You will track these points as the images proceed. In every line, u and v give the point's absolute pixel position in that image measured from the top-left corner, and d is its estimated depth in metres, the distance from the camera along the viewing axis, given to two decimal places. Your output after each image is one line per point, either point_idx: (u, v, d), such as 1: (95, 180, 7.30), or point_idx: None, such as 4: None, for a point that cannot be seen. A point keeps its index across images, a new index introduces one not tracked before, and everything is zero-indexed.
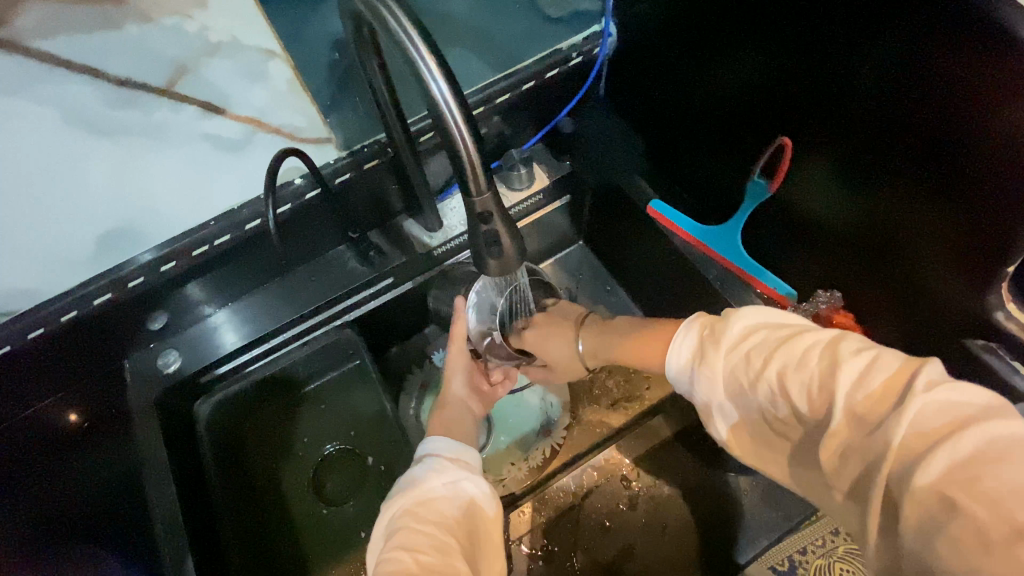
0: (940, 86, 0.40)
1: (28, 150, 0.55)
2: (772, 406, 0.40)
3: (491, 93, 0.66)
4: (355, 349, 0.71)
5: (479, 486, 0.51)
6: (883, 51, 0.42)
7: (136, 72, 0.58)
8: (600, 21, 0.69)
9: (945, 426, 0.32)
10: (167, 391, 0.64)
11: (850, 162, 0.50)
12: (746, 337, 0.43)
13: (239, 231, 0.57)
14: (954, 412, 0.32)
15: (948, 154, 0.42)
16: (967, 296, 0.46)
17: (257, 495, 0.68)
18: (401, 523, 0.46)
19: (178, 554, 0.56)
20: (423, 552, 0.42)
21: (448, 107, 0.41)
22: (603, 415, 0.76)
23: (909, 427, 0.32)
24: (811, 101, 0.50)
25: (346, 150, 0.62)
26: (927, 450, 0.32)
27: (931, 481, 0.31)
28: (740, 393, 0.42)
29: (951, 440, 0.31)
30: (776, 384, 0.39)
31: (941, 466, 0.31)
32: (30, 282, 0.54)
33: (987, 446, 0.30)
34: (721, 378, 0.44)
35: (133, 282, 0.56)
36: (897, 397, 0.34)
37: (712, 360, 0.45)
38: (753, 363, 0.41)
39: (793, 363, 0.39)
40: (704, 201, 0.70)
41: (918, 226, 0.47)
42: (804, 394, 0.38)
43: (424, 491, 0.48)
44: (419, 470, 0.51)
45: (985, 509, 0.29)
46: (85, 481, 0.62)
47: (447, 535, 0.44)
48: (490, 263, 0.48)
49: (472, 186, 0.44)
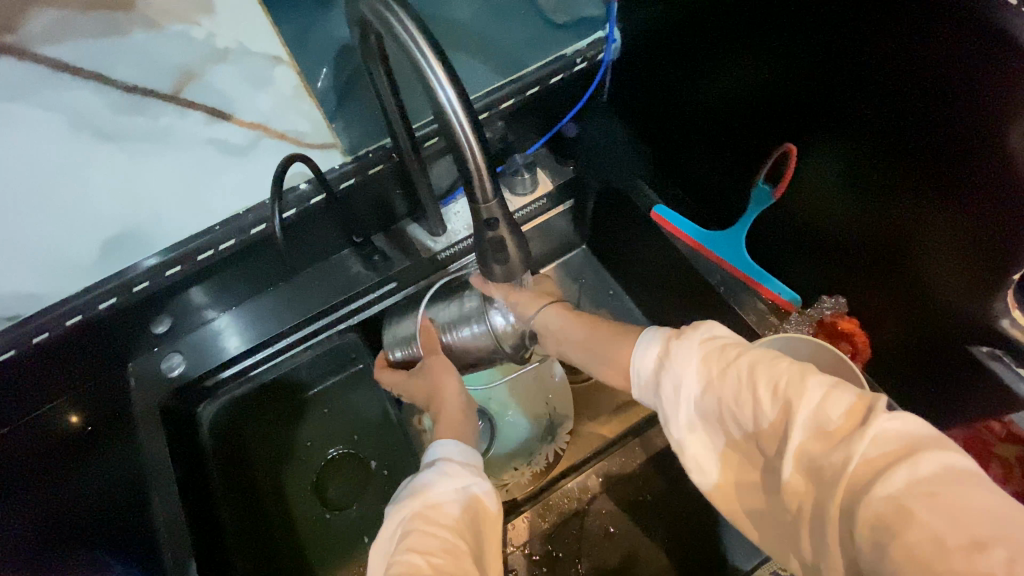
0: (921, 81, 0.41)
1: (17, 151, 0.53)
2: (736, 400, 0.38)
3: (496, 98, 0.66)
4: (357, 353, 0.72)
5: (485, 488, 0.51)
6: (882, 42, 0.42)
7: (142, 77, 0.55)
8: (605, 26, 0.69)
9: (902, 446, 0.31)
10: (171, 395, 0.64)
11: (846, 151, 0.50)
12: (721, 336, 0.43)
13: (241, 236, 0.58)
14: (909, 435, 0.32)
15: (932, 148, 0.43)
16: (967, 302, 0.47)
17: (261, 500, 0.68)
18: (412, 525, 0.45)
19: (180, 558, 0.55)
20: (435, 554, 0.43)
21: (457, 118, 0.41)
22: (605, 422, 0.76)
23: (868, 444, 0.32)
24: (813, 111, 0.50)
25: (351, 156, 0.62)
26: (887, 466, 0.31)
27: (891, 493, 0.30)
28: (704, 383, 0.41)
29: (909, 459, 0.30)
30: (747, 377, 0.38)
31: (899, 482, 0.30)
32: (37, 286, 0.54)
33: (941, 468, 0.30)
34: (693, 367, 0.42)
35: (139, 286, 0.56)
36: (861, 418, 0.33)
37: (686, 343, 0.43)
38: (724, 357, 0.40)
39: (765, 360, 0.38)
40: (706, 206, 0.70)
41: (912, 225, 0.48)
42: (771, 394, 0.37)
43: (434, 495, 0.48)
44: (430, 474, 0.50)
45: (942, 523, 0.28)
46: (88, 484, 0.61)
47: (457, 539, 0.45)
48: (495, 268, 0.48)
49: (478, 192, 0.44)
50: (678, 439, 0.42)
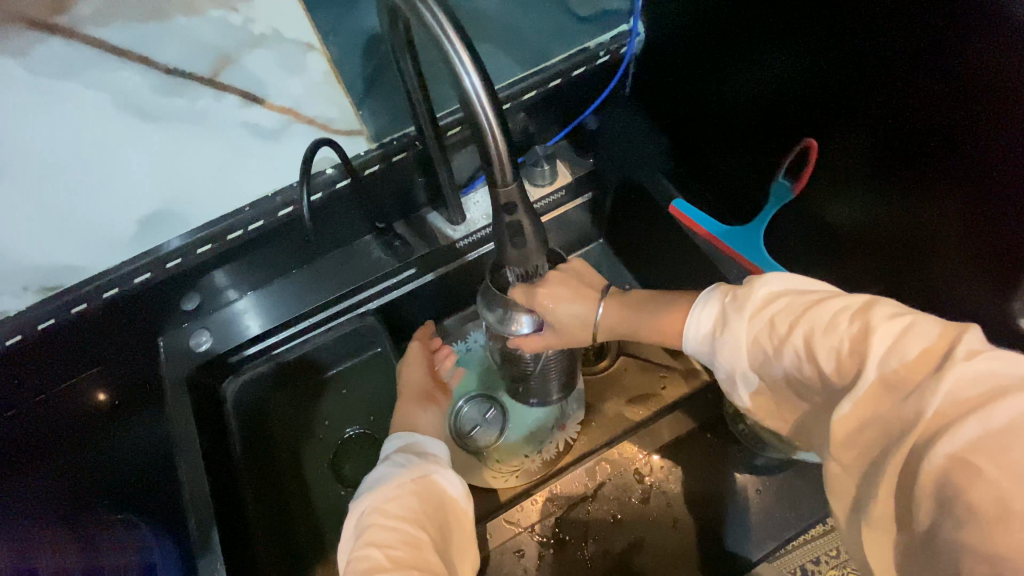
0: (950, 76, 0.40)
1: (52, 125, 0.50)
2: (799, 370, 0.41)
3: (518, 90, 0.68)
4: (375, 338, 0.74)
5: (444, 477, 0.56)
6: (898, 45, 0.43)
7: (183, 62, 0.52)
8: (629, 19, 0.70)
9: (979, 394, 0.32)
10: (198, 370, 0.67)
11: (861, 150, 0.50)
12: (771, 303, 0.44)
13: (272, 217, 0.64)
14: (992, 380, 0.32)
15: (947, 150, 0.43)
16: (984, 301, 0.47)
17: (281, 472, 0.71)
18: (371, 519, 0.51)
19: (204, 524, 0.58)
20: (393, 547, 0.48)
21: (481, 106, 0.42)
22: (619, 411, 0.77)
23: (943, 396, 0.33)
24: (837, 105, 0.50)
25: (376, 143, 0.67)
26: (956, 419, 0.32)
27: (955, 450, 0.31)
28: (763, 361, 0.44)
29: (982, 411, 0.31)
30: (809, 350, 0.40)
31: (970, 434, 0.31)
32: (78, 258, 0.58)
33: (1017, 416, 0.31)
34: (745, 347, 0.45)
35: (170, 262, 0.62)
36: (932, 366, 0.34)
37: (733, 325, 0.46)
38: (777, 332, 0.42)
39: (821, 327, 0.40)
40: (726, 202, 0.70)
41: (929, 225, 0.48)
42: (832, 359, 0.39)
43: (392, 488, 0.53)
44: (388, 468, 0.56)
45: (1011, 482, 0.30)
46: (116, 453, 0.64)
47: (417, 530, 0.50)
48: (509, 251, 0.50)
49: (498, 176, 0.45)
50: (745, 409, 0.47)
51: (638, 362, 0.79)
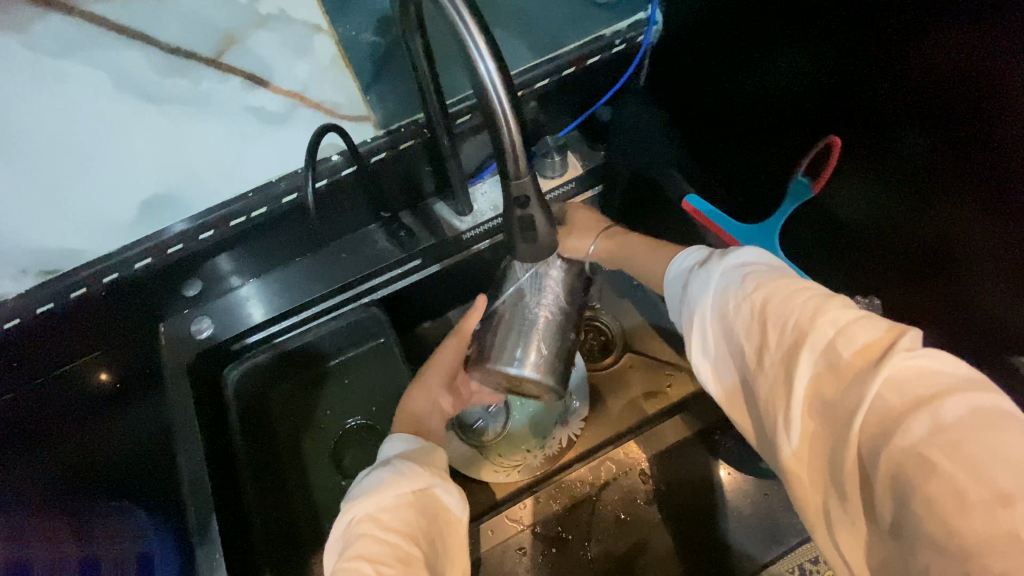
0: (955, 64, 0.40)
1: (46, 114, 0.55)
2: (745, 329, 0.40)
3: (532, 77, 0.65)
4: (378, 328, 0.73)
5: (442, 496, 0.53)
6: (910, 35, 0.42)
7: (185, 40, 0.58)
8: (646, 8, 0.68)
9: (927, 392, 0.31)
10: (199, 356, 0.66)
11: (873, 143, 0.49)
12: (749, 264, 0.43)
13: (276, 204, 0.59)
14: (936, 380, 0.31)
15: (961, 140, 0.42)
16: (1013, 310, 0.45)
17: (275, 457, 0.71)
18: (363, 529, 0.48)
19: (204, 511, 0.58)
20: (384, 563, 0.45)
21: (495, 90, 0.40)
22: (625, 409, 0.75)
23: (885, 386, 0.32)
24: (844, 96, 0.49)
25: (382, 129, 0.62)
26: (904, 413, 0.31)
27: (909, 444, 0.30)
28: (720, 310, 0.42)
29: (928, 406, 0.30)
30: (757, 311, 0.39)
31: (920, 430, 0.30)
32: (78, 242, 0.56)
33: (965, 415, 0.30)
34: (710, 293, 0.43)
35: (173, 248, 0.57)
36: (875, 357, 0.33)
37: (710, 269, 0.45)
38: (743, 288, 0.41)
39: (783, 295, 0.38)
40: (742, 197, 0.68)
41: (940, 219, 0.46)
42: (779, 327, 0.37)
43: (390, 498, 0.50)
44: (388, 475, 0.53)
45: (966, 474, 0.28)
46: (113, 435, 0.63)
47: (412, 547, 0.47)
48: (520, 245, 0.49)
49: (510, 168, 0.43)
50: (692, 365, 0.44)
51: (645, 360, 0.78)
